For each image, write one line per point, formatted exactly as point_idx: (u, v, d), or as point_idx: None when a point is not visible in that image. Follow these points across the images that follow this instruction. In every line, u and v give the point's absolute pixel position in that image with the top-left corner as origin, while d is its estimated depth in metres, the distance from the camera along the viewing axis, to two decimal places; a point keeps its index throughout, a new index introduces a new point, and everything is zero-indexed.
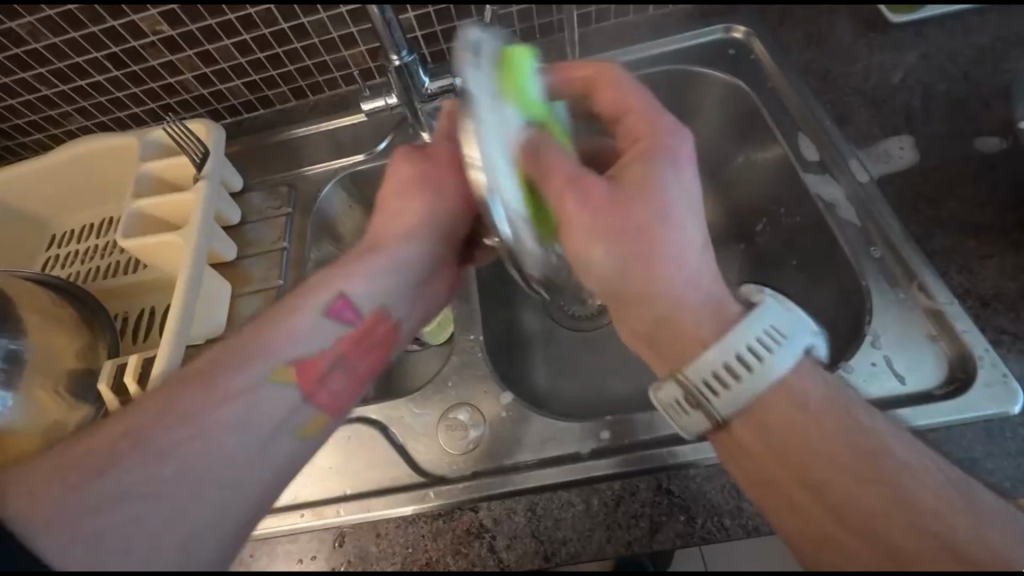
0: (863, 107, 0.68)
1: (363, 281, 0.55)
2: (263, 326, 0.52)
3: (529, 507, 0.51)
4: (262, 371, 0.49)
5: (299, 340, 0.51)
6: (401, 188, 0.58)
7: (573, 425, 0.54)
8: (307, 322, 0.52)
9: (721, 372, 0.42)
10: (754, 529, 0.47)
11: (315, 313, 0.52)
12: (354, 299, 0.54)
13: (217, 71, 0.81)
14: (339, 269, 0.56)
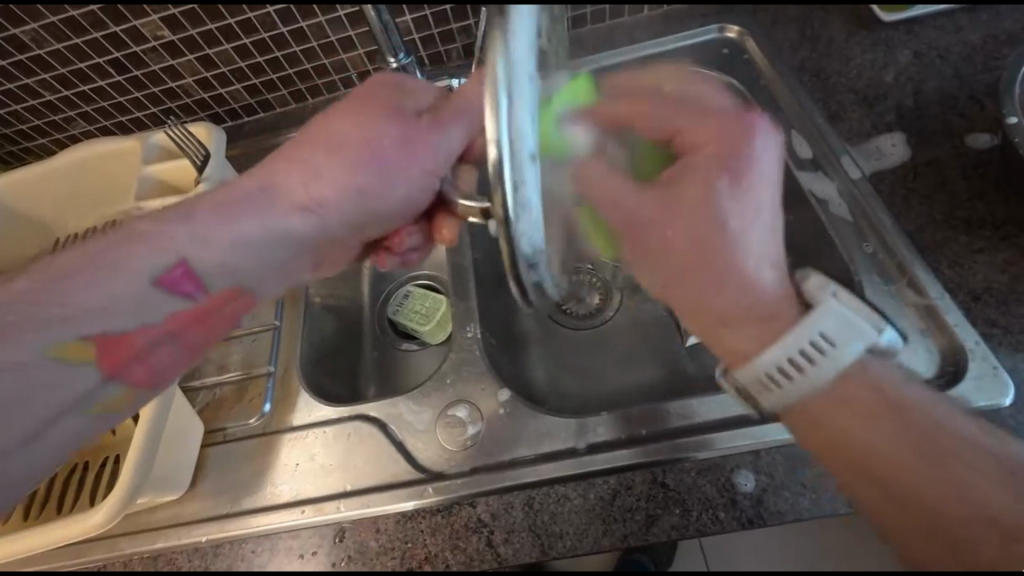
0: (855, 105, 0.69)
1: (230, 235, 0.50)
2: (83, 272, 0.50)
3: (526, 502, 0.51)
4: (43, 343, 0.48)
5: (122, 300, 0.50)
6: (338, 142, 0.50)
7: (572, 420, 0.54)
8: (129, 283, 0.49)
9: (794, 360, 0.41)
10: (748, 521, 0.47)
11: (143, 279, 0.50)
12: (204, 264, 0.51)
13: (218, 75, 0.82)
14: (210, 207, 0.50)
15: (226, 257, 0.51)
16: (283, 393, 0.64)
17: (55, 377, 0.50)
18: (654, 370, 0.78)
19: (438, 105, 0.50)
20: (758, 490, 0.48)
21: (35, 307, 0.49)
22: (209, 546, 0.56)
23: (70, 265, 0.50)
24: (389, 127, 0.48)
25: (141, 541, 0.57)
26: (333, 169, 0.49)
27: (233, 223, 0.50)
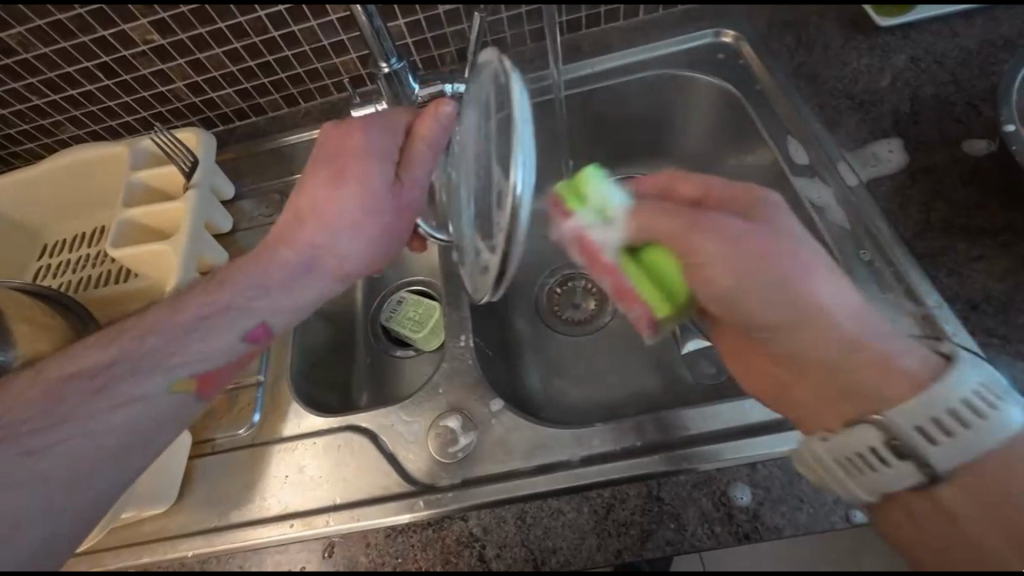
0: (852, 110, 0.68)
1: (294, 296, 0.55)
2: (185, 325, 0.52)
3: (518, 516, 0.50)
4: (160, 382, 0.51)
5: (214, 352, 0.53)
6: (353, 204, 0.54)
7: (564, 430, 0.54)
8: (220, 341, 0.53)
9: (861, 460, 0.42)
10: (745, 536, 0.46)
11: (232, 336, 0.53)
12: (284, 320, 0.56)
13: (209, 80, 0.81)
14: (265, 275, 0.54)
15: (290, 314, 0.56)
16: (272, 403, 0.63)
17: (167, 413, 0.51)
18: (648, 378, 0.78)
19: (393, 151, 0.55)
20: (755, 504, 0.47)
21: (154, 351, 0.51)
22: (195, 562, 0.54)
23: (177, 316, 0.53)
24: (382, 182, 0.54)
25: (127, 556, 0.55)
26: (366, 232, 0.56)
27: (289, 287, 0.55)
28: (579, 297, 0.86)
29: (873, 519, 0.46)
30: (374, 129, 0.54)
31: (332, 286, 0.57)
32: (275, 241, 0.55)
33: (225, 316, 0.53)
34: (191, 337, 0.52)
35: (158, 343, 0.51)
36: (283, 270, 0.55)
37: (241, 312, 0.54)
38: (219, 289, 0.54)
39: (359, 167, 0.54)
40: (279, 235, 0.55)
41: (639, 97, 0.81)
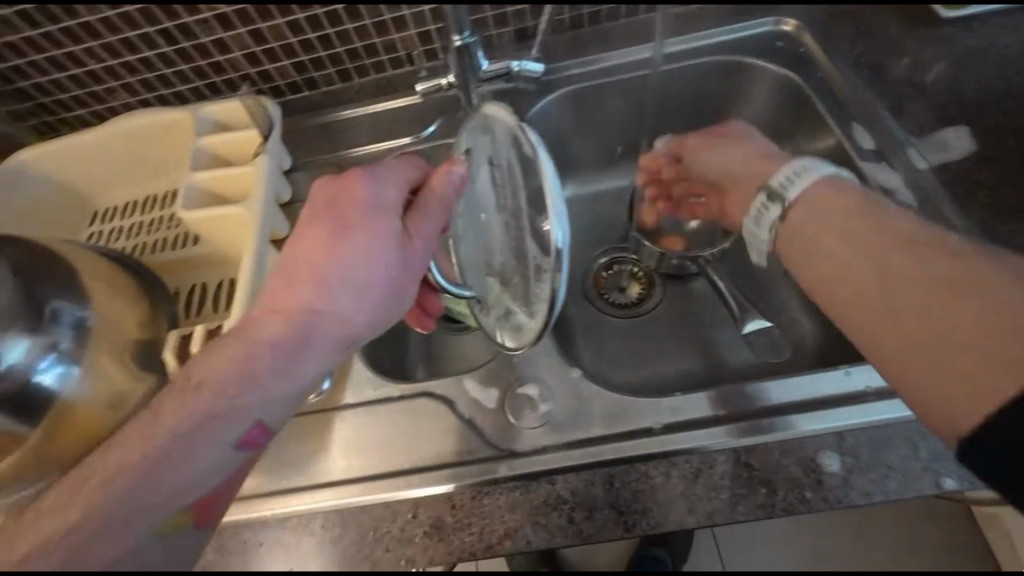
0: (916, 98, 0.69)
1: (289, 382, 0.49)
2: (169, 448, 0.44)
3: (606, 479, 0.50)
4: (151, 526, 0.42)
5: (206, 471, 0.45)
6: (349, 271, 0.50)
7: (644, 399, 0.54)
8: (210, 453, 0.45)
9: None
10: (836, 500, 0.47)
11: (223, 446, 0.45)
12: (278, 412, 0.49)
13: (267, 50, 0.81)
14: (254, 363, 0.47)
15: (290, 400, 0.49)
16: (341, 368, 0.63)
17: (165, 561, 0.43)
18: (699, 360, 0.80)
19: (387, 210, 0.52)
20: (844, 471, 0.48)
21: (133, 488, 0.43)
22: (276, 520, 0.54)
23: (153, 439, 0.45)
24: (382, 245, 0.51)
25: None
26: (367, 300, 0.51)
27: (286, 373, 0.49)
28: (624, 282, 0.87)
29: (962, 485, 0.46)
30: (379, 184, 0.53)
31: (335, 356, 0.51)
32: (264, 319, 0.49)
33: (216, 422, 0.46)
34: (176, 463, 0.44)
35: (138, 477, 0.43)
36: (276, 348, 0.48)
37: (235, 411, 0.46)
38: (199, 393, 0.46)
39: (366, 228, 0.51)
40: (268, 307, 0.49)
41: (698, 83, 0.82)
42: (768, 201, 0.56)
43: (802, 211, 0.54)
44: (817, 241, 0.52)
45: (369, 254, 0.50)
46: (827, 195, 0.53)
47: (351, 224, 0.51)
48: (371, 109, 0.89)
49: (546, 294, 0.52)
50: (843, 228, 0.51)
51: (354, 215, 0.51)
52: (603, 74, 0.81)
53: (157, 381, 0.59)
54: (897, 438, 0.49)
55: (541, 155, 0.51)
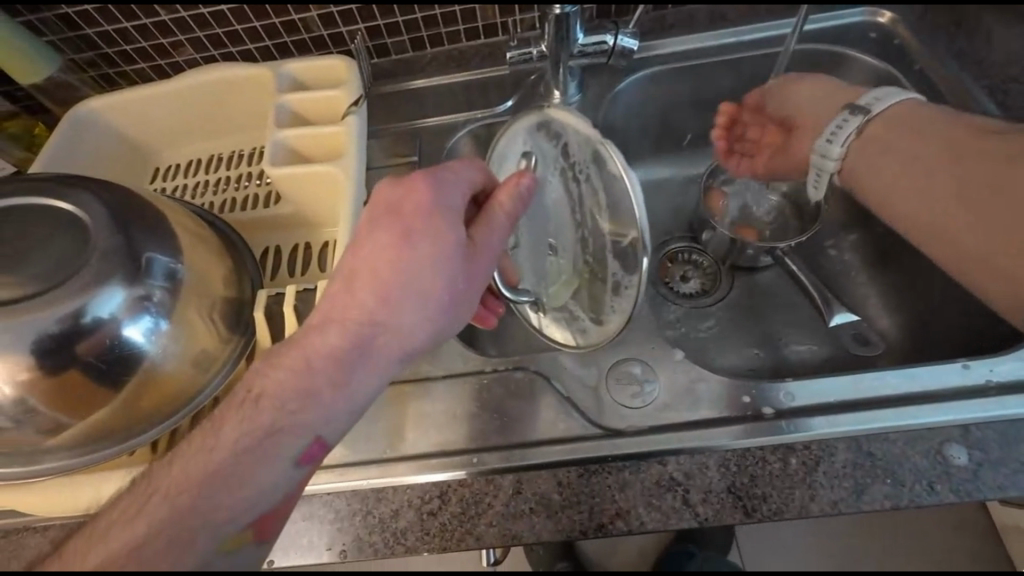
0: (1021, 95, 0.68)
1: (348, 395, 0.47)
2: (238, 460, 0.43)
3: (721, 463, 0.49)
4: (211, 544, 0.41)
5: (268, 487, 0.44)
6: (411, 282, 0.48)
7: (755, 384, 0.53)
8: (271, 471, 0.43)
9: None
10: (965, 494, 0.45)
11: (284, 463, 0.44)
12: (338, 427, 0.47)
13: (344, 11, 0.78)
14: (316, 378, 0.46)
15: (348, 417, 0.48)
16: None
17: None
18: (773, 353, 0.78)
19: (450, 217, 0.50)
20: (974, 464, 0.46)
21: (196, 503, 0.41)
22: (368, 490, 0.52)
23: (219, 451, 0.43)
24: (445, 255, 0.48)
25: None
26: (428, 312, 0.49)
27: (346, 386, 0.47)
28: (688, 272, 0.84)
29: None
30: (441, 187, 0.50)
31: (393, 368, 0.50)
32: (323, 329, 0.47)
33: (278, 438, 0.44)
34: (242, 477, 0.43)
35: (201, 493, 0.41)
36: (335, 362, 0.46)
37: (296, 429, 0.45)
38: (260, 407, 0.45)
39: (429, 236, 0.48)
40: (329, 317, 0.48)
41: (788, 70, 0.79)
42: (840, 128, 0.64)
43: (878, 130, 0.62)
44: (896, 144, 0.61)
45: (434, 264, 0.48)
46: (901, 110, 0.62)
47: (414, 231, 0.48)
48: (442, 81, 0.85)
49: (624, 311, 0.51)
50: (924, 134, 0.59)
51: (416, 222, 0.49)
52: (687, 57, 0.80)
53: (244, 340, 0.57)
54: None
55: (628, 171, 0.48)
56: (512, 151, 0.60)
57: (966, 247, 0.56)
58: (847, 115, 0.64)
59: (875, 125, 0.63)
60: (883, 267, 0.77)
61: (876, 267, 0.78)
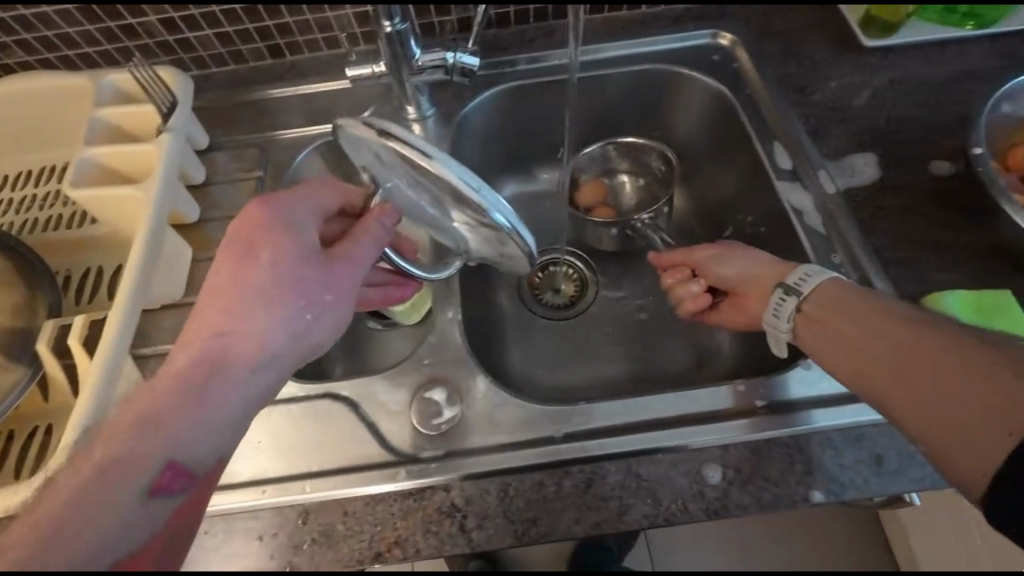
0: (833, 123, 0.71)
1: (206, 412, 0.42)
2: (75, 507, 0.37)
3: (501, 488, 0.51)
4: None
5: (115, 529, 0.38)
6: (268, 288, 0.45)
7: (547, 408, 0.54)
8: (118, 508, 0.38)
9: None
10: (714, 511, 0.49)
11: (128, 494, 0.38)
12: (200, 447, 0.42)
13: (186, 17, 0.75)
14: (159, 403, 0.41)
15: (216, 434, 0.43)
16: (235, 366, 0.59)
17: None
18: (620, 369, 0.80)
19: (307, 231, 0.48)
20: (725, 483, 0.50)
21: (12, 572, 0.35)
22: None
23: (58, 500, 0.38)
24: (303, 261, 0.47)
25: None
26: (291, 314, 0.46)
27: (203, 403, 0.42)
28: (559, 283, 0.86)
29: (829, 498, 0.49)
30: (289, 206, 0.49)
31: (260, 377, 0.45)
32: (173, 357, 0.44)
33: (119, 474, 0.39)
34: (77, 521, 0.37)
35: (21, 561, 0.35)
36: (182, 383, 0.42)
37: (145, 456, 0.40)
38: (98, 450, 0.40)
39: (276, 242, 0.46)
40: (178, 342, 0.45)
41: (637, 89, 0.82)
42: (802, 282, 0.55)
43: (824, 291, 0.53)
44: (844, 308, 0.52)
45: (290, 268, 0.46)
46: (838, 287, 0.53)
47: (265, 242, 0.46)
48: (298, 91, 0.83)
49: (521, 256, 0.56)
50: (864, 323, 0.50)
51: (267, 234, 0.46)
52: (541, 74, 0.80)
53: (31, 369, 0.54)
54: (777, 453, 0.51)
55: (426, 155, 0.49)
56: (356, 159, 0.58)
57: (941, 416, 0.44)
58: (804, 273, 0.55)
59: (819, 292, 0.54)
60: None
61: None
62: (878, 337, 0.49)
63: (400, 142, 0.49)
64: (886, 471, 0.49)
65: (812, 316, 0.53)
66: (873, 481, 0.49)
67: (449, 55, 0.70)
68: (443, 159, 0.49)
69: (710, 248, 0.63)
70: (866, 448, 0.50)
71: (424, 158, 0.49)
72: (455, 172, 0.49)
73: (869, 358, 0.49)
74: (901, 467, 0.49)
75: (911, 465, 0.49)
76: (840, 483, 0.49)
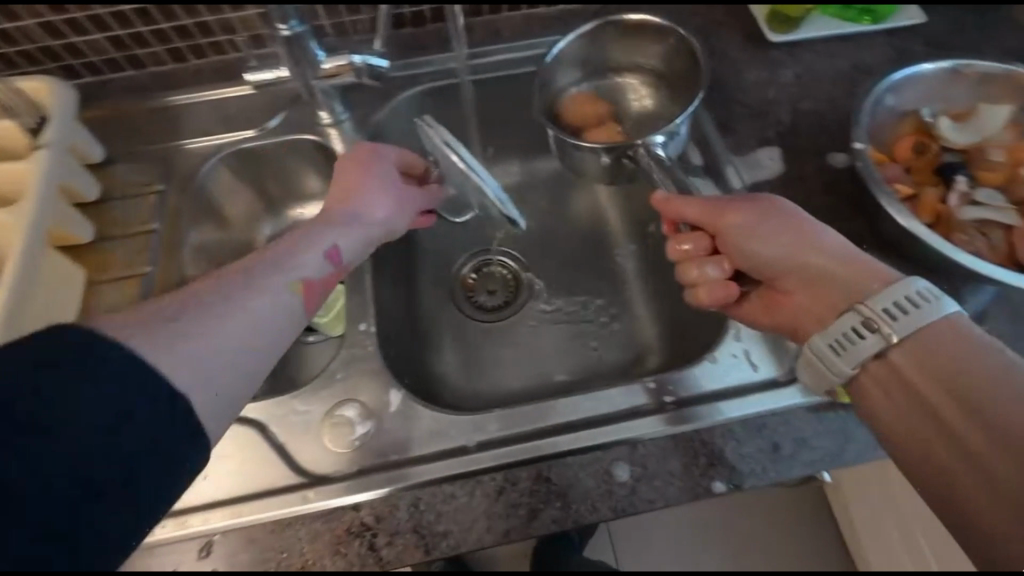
0: (743, 117, 0.73)
1: (354, 234, 0.56)
2: (223, 287, 0.44)
3: (412, 502, 0.50)
4: (268, 296, 0.46)
5: (297, 267, 0.50)
6: (383, 175, 0.61)
7: (459, 418, 0.54)
8: (305, 256, 0.51)
9: None
10: (621, 510, 0.50)
11: (310, 254, 0.51)
12: (350, 250, 0.56)
13: (69, 21, 0.69)
14: (320, 222, 0.55)
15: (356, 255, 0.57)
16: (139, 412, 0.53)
17: (276, 313, 0.46)
18: None
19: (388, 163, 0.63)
20: (632, 481, 0.51)
21: (227, 289, 0.44)
22: None
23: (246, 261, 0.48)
24: (389, 174, 0.62)
25: None
26: (391, 200, 0.61)
27: (351, 227, 0.56)
28: (494, 285, 0.85)
29: (729, 488, 0.51)
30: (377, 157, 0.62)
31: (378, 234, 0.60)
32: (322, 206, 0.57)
33: (296, 248, 0.51)
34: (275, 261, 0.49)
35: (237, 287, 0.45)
36: (334, 215, 0.56)
37: (278, 270, 0.48)
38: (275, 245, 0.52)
39: (376, 159, 0.62)
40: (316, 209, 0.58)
41: None
42: (902, 309, 0.44)
43: (929, 333, 0.43)
44: (943, 366, 0.42)
45: (386, 176, 0.62)
46: (949, 331, 0.43)
47: (373, 162, 0.61)
48: (202, 97, 0.78)
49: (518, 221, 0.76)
50: (948, 367, 0.42)
51: (368, 156, 0.61)
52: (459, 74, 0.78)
53: None
54: (682, 448, 0.52)
55: (474, 170, 0.67)
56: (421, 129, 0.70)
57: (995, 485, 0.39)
58: (921, 295, 0.44)
59: (927, 335, 0.43)
60: (647, 277, 0.81)
61: (651, 277, 0.81)
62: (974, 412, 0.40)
63: (459, 157, 0.67)
64: (781, 457, 0.51)
65: (898, 371, 0.44)
66: (769, 467, 0.51)
67: (355, 56, 0.68)
68: (483, 178, 0.68)
69: (751, 214, 0.52)
70: (764, 437, 0.52)
71: (471, 174, 0.68)
72: (489, 188, 0.69)
73: (959, 436, 0.41)
74: (795, 453, 0.51)
75: (804, 449, 0.52)
76: (740, 472, 0.51)
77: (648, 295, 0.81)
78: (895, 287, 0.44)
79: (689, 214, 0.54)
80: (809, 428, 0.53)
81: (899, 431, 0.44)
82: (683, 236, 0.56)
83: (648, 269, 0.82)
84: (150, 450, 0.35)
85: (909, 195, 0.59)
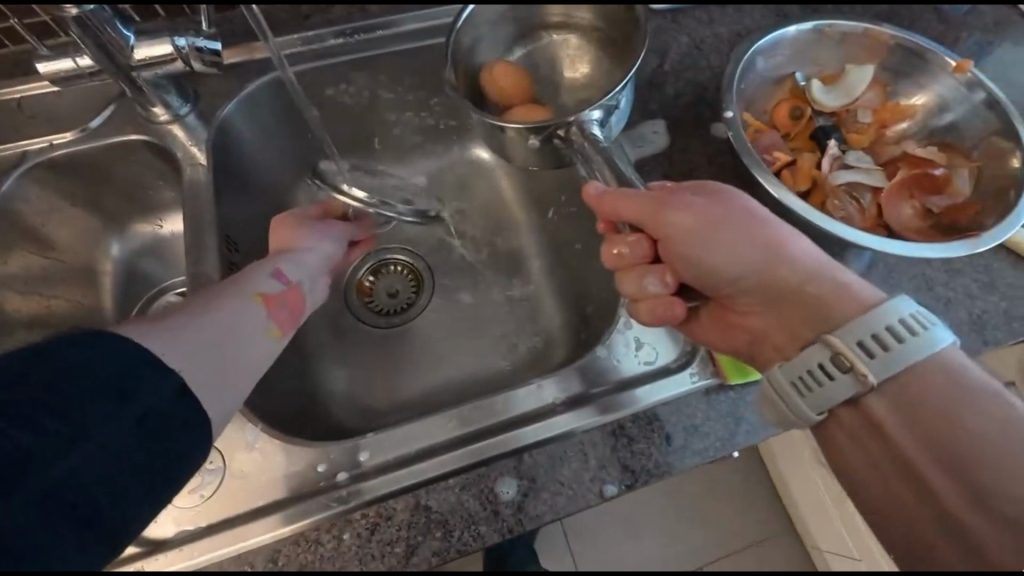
0: None
1: (306, 253, 0.55)
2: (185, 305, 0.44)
3: (270, 557, 0.45)
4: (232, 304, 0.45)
5: (250, 284, 0.48)
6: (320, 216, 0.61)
7: (322, 453, 0.48)
8: (258, 271, 0.49)
9: None
10: (508, 530, 0.46)
11: (264, 271, 0.50)
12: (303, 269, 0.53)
13: None
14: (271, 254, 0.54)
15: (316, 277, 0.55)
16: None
17: (238, 320, 0.44)
18: None
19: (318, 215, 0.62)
20: (518, 496, 0.47)
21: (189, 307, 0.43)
22: None
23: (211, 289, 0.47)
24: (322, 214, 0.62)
25: None
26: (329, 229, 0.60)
27: (302, 249, 0.55)
28: (394, 286, 0.77)
29: (621, 490, 0.48)
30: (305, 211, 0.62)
31: (330, 257, 0.58)
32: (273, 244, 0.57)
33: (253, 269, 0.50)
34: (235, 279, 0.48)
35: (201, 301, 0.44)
36: (285, 246, 0.56)
37: (235, 288, 0.47)
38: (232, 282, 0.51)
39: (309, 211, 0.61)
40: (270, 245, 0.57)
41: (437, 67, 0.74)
42: (885, 342, 0.39)
43: (922, 380, 0.40)
44: (925, 413, 0.39)
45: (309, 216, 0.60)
46: (936, 373, 0.40)
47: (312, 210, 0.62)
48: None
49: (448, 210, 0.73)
50: (942, 420, 0.39)
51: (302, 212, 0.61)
52: (319, 57, 0.69)
53: None
54: (571, 453, 0.48)
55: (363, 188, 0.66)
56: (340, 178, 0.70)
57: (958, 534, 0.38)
58: (904, 325, 0.39)
59: (912, 380, 0.40)
60: (547, 267, 0.77)
61: (553, 265, 0.77)
62: (959, 469, 0.38)
63: None
64: (672, 449, 0.49)
65: (882, 421, 0.40)
66: (660, 460, 0.49)
67: (178, 38, 0.57)
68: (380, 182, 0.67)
69: (695, 215, 0.45)
70: (655, 429, 0.50)
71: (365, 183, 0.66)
72: None
73: (944, 494, 0.39)
74: (685, 443, 0.49)
75: (694, 437, 0.50)
76: (632, 471, 0.48)
77: (550, 284, 0.77)
78: (877, 313, 0.39)
79: (626, 214, 0.46)
80: (699, 415, 0.50)
81: (875, 478, 0.42)
82: (619, 238, 0.48)
83: (548, 258, 0.78)
84: (160, 420, 0.35)
85: (786, 162, 0.58)
